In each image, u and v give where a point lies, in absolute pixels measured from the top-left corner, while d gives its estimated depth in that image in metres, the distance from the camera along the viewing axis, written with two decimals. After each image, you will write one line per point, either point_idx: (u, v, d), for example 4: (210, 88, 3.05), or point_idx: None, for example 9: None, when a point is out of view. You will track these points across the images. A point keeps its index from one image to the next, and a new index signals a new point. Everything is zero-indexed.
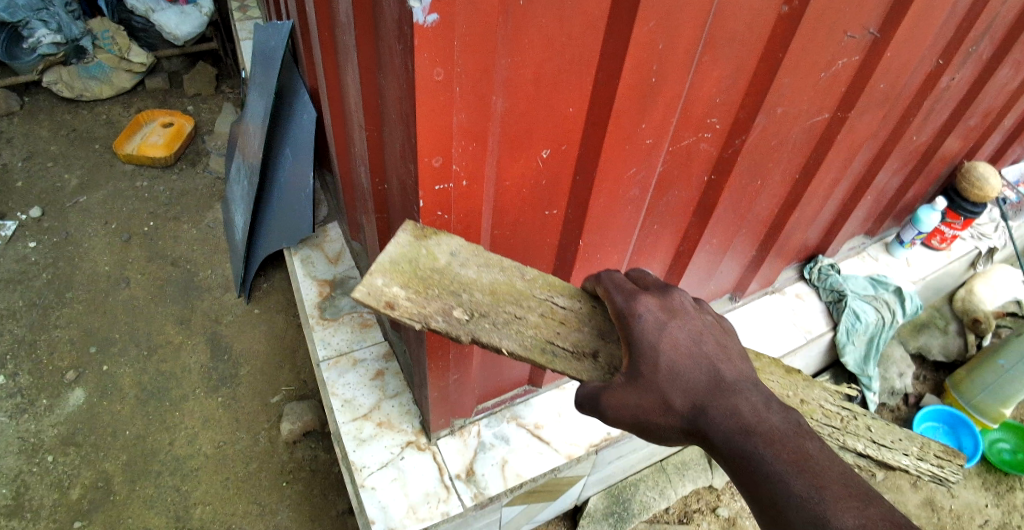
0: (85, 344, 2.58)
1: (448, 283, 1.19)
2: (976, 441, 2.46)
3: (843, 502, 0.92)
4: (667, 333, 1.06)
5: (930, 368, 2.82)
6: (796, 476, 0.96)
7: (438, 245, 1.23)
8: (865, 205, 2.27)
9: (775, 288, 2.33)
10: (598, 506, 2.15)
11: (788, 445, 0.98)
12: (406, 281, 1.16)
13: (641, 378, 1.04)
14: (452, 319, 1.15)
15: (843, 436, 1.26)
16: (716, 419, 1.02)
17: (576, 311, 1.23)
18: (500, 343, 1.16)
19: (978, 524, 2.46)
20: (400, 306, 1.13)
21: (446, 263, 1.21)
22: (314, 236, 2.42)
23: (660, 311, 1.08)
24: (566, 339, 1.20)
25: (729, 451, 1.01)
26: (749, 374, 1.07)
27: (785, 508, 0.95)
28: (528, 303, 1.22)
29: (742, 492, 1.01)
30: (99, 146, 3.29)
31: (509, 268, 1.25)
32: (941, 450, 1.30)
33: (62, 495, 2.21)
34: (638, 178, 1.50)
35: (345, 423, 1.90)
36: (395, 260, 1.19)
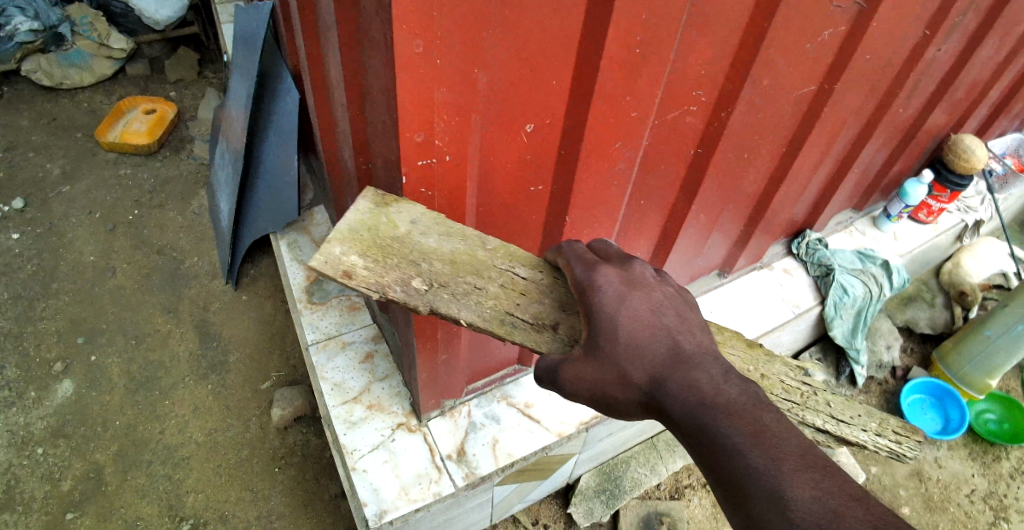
0: (72, 335, 2.55)
1: (407, 252, 1.18)
2: (962, 413, 2.52)
3: (799, 474, 0.92)
4: (627, 304, 1.08)
5: (917, 340, 2.83)
6: (752, 449, 0.95)
7: (399, 213, 1.22)
8: (852, 180, 2.28)
9: (763, 264, 2.34)
10: (590, 485, 2.19)
11: (746, 417, 0.98)
12: (364, 249, 1.16)
13: (601, 350, 1.06)
14: (410, 289, 1.15)
15: (802, 411, 1.27)
16: (675, 393, 1.03)
17: (537, 282, 1.24)
18: (459, 315, 1.17)
19: (965, 493, 2.49)
20: (358, 276, 1.13)
21: (406, 232, 1.20)
22: (300, 220, 2.40)
23: (621, 284, 1.10)
24: (525, 311, 1.21)
25: (688, 425, 1.01)
26: (706, 347, 1.08)
27: (744, 482, 0.94)
28: (488, 274, 1.22)
29: (701, 467, 1.01)
30: (81, 135, 3.25)
31: (470, 238, 1.25)
32: (899, 426, 1.31)
33: (54, 487, 2.20)
34: (625, 153, 1.47)
35: (335, 406, 1.89)
36: (354, 228, 1.19)
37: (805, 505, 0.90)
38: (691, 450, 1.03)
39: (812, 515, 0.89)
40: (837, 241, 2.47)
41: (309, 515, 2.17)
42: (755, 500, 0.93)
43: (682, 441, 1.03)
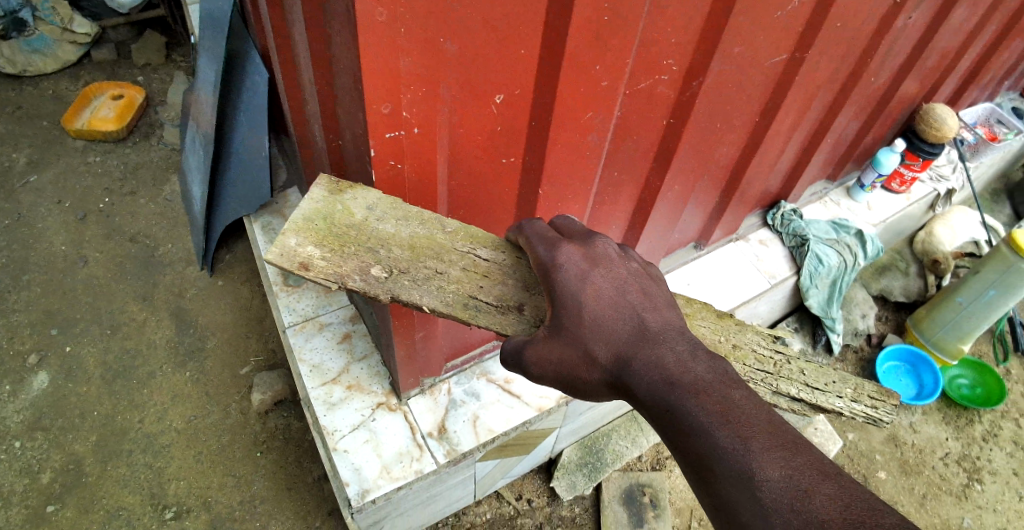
0: (45, 327, 2.51)
1: (365, 239, 1.17)
2: (935, 378, 2.59)
3: (767, 452, 0.91)
4: (590, 282, 1.08)
5: (892, 309, 2.88)
6: (720, 428, 0.95)
7: (355, 200, 1.20)
8: (826, 150, 2.29)
9: (738, 236, 2.36)
10: (572, 458, 2.23)
11: (714, 396, 0.98)
12: (320, 239, 1.14)
13: (565, 330, 1.06)
14: (369, 278, 1.14)
15: (775, 381, 1.28)
16: (639, 371, 1.04)
17: (499, 263, 1.24)
18: (421, 301, 1.16)
19: (939, 457, 2.55)
20: (315, 267, 1.11)
21: (363, 218, 1.19)
22: (274, 202, 2.40)
23: (581, 261, 1.10)
24: (488, 294, 1.21)
25: (654, 404, 1.02)
26: (673, 324, 1.09)
27: (713, 462, 0.94)
28: (449, 257, 1.21)
29: (671, 448, 1.01)
30: (48, 123, 3.17)
31: (430, 221, 1.24)
32: (875, 390, 1.31)
33: (32, 480, 2.17)
34: (597, 123, 1.46)
35: (314, 387, 1.88)
36: (309, 217, 1.16)
37: (775, 484, 0.89)
38: (661, 431, 1.03)
39: (781, 493, 0.88)
40: (811, 211, 2.50)
41: (293, 498, 2.17)
42: (723, 480, 0.92)
43: (652, 422, 1.04)
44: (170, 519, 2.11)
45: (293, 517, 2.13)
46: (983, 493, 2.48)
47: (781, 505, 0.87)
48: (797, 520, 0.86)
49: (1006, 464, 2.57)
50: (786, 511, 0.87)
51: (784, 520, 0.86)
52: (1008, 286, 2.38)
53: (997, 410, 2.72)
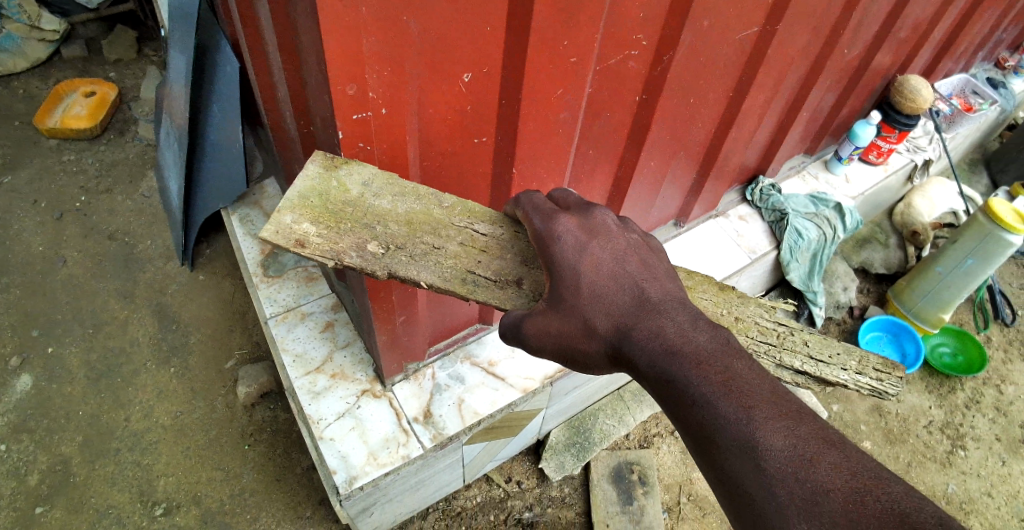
0: (26, 329, 2.48)
1: (361, 215, 1.17)
2: (917, 346, 2.61)
3: (771, 422, 0.92)
4: (588, 254, 1.08)
5: (873, 280, 2.91)
6: (723, 399, 0.95)
7: (350, 176, 1.20)
8: (801, 124, 2.30)
9: (718, 213, 2.38)
10: (559, 439, 2.26)
11: (717, 366, 0.98)
12: (316, 216, 1.15)
13: (564, 302, 1.07)
14: (366, 254, 1.14)
15: (779, 353, 1.25)
16: (641, 341, 1.04)
17: (497, 238, 1.22)
18: (418, 277, 1.15)
19: (923, 425, 2.59)
20: (311, 244, 1.12)
21: (359, 195, 1.18)
22: (251, 194, 2.42)
23: (580, 233, 1.10)
24: (487, 268, 1.20)
25: (654, 375, 1.02)
26: (673, 294, 1.08)
27: (716, 433, 0.94)
28: (446, 232, 1.21)
29: (670, 418, 1.01)
30: (20, 123, 3.12)
31: (425, 196, 1.22)
32: (880, 363, 1.27)
33: (20, 483, 2.16)
34: (567, 100, 1.45)
35: (298, 378, 1.88)
36: (305, 195, 1.16)
37: (779, 452, 0.89)
38: (659, 401, 1.04)
39: (785, 462, 0.89)
40: (789, 186, 2.52)
41: (283, 489, 2.17)
42: (726, 450, 0.93)
43: (651, 393, 1.04)
44: (161, 515, 2.10)
45: (284, 508, 2.14)
46: (966, 459, 2.52)
47: (785, 474, 0.88)
48: (801, 489, 0.87)
49: (989, 430, 2.61)
50: (790, 481, 0.88)
51: (788, 489, 0.87)
52: (985, 255, 2.41)
53: (979, 377, 2.76)
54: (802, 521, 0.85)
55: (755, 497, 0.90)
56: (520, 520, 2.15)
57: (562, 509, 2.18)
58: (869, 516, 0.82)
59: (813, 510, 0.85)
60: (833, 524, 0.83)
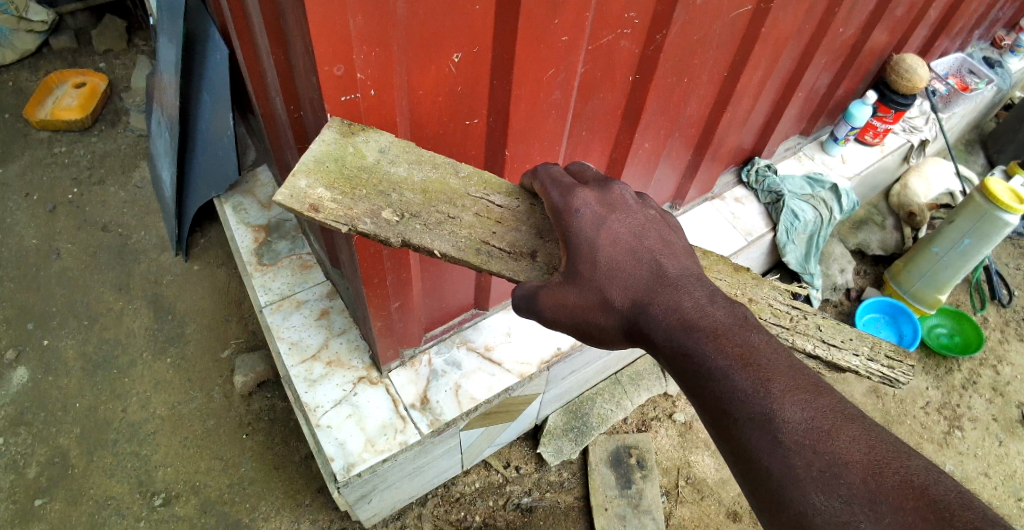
0: (21, 322, 2.48)
1: (376, 182, 1.15)
2: (915, 328, 2.59)
3: (790, 395, 0.92)
4: (606, 228, 1.08)
5: (870, 262, 2.91)
6: (740, 372, 0.95)
7: (368, 142, 1.18)
8: (797, 104, 2.29)
9: (714, 195, 2.37)
10: (557, 423, 2.26)
11: (734, 340, 0.98)
12: (330, 181, 1.12)
13: (580, 275, 1.07)
14: (380, 221, 1.12)
15: (792, 336, 1.25)
16: (657, 315, 1.05)
17: (513, 210, 1.23)
18: (433, 246, 1.14)
19: (920, 406, 2.59)
20: (325, 209, 1.09)
21: (376, 161, 1.16)
22: (244, 182, 2.38)
23: (598, 206, 1.10)
24: (502, 240, 1.20)
25: (670, 348, 1.03)
26: (692, 270, 1.10)
27: (732, 405, 0.94)
28: (462, 203, 1.19)
29: (686, 391, 1.02)
30: (9, 116, 3.10)
31: (442, 165, 1.21)
32: (892, 350, 1.27)
33: (19, 475, 2.16)
34: (559, 80, 1.43)
35: (294, 366, 1.87)
36: (320, 159, 1.13)
37: (797, 425, 0.89)
38: (674, 376, 1.04)
39: (802, 435, 0.89)
40: (786, 166, 2.51)
41: (281, 478, 2.17)
42: (743, 423, 0.93)
43: (666, 367, 1.04)
44: (160, 505, 2.11)
45: (283, 497, 2.14)
46: (963, 439, 2.52)
47: (803, 446, 0.88)
48: (819, 461, 0.87)
49: (985, 410, 2.62)
50: (807, 453, 0.88)
51: (805, 461, 0.87)
52: (983, 235, 2.40)
53: (977, 358, 2.76)
54: (820, 493, 0.85)
55: (770, 469, 0.89)
56: (519, 505, 2.15)
57: (561, 494, 2.19)
58: (888, 488, 0.83)
59: (831, 482, 0.85)
60: (851, 496, 0.83)
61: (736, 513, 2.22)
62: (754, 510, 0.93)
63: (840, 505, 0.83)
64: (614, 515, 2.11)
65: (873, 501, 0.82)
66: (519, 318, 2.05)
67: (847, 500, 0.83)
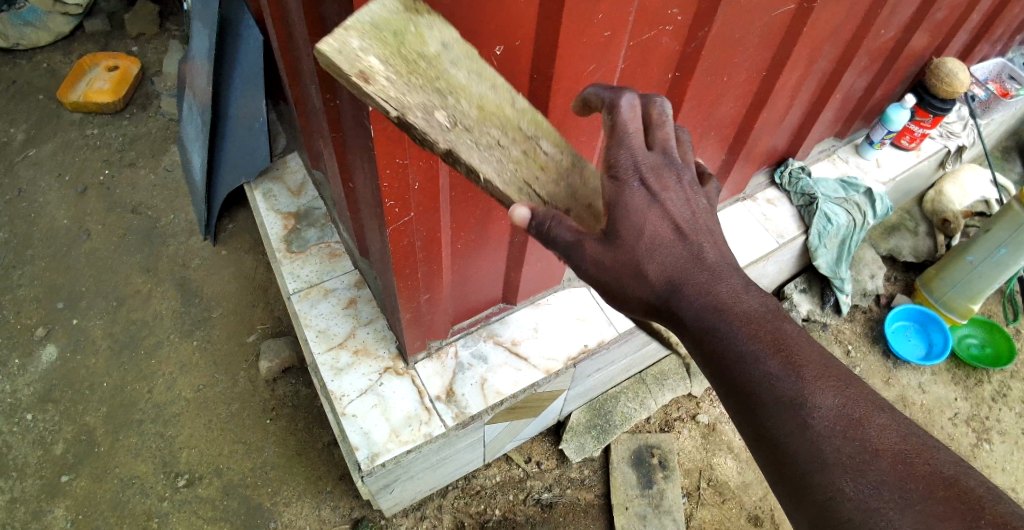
0: (51, 301, 2.52)
1: (434, 76, 0.98)
2: (945, 337, 2.58)
3: (820, 383, 0.95)
4: (658, 203, 1.05)
5: (901, 269, 2.85)
6: (770, 357, 0.98)
7: (430, 29, 0.99)
8: (833, 107, 2.25)
9: (745, 196, 2.34)
10: (580, 420, 2.24)
11: (766, 326, 1.01)
12: (387, 54, 0.93)
13: (621, 239, 1.05)
14: (433, 120, 0.97)
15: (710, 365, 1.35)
16: (691, 297, 1.04)
17: (559, 161, 1.13)
18: (478, 167, 1.02)
19: (948, 417, 2.53)
20: (377, 83, 0.91)
21: (436, 52, 0.99)
22: (273, 168, 2.37)
23: (653, 181, 1.06)
24: (543, 187, 1.11)
25: (698, 329, 1.03)
26: (730, 258, 1.09)
27: (764, 390, 0.97)
28: (513, 135, 1.08)
29: (712, 373, 1.04)
30: (43, 98, 3.14)
31: (501, 87, 1.07)
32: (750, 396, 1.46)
33: (46, 451, 2.20)
34: (598, 75, 1.41)
35: (320, 353, 1.89)
36: (377, 25, 0.93)
37: (827, 412, 0.93)
38: (701, 359, 1.06)
39: (834, 421, 0.92)
40: (819, 169, 2.48)
41: (304, 464, 2.19)
42: (775, 407, 0.96)
43: (694, 348, 1.05)
44: (183, 486, 2.13)
45: (304, 482, 2.15)
46: (991, 453, 2.47)
47: (834, 433, 0.91)
48: (849, 447, 0.90)
49: (1015, 424, 2.56)
50: (838, 439, 0.91)
51: (836, 447, 0.91)
52: (1020, 245, 2.35)
53: (1007, 370, 2.69)
54: (850, 479, 0.89)
55: (799, 452, 0.93)
56: (539, 501, 2.15)
57: (581, 491, 2.18)
58: (916, 477, 0.86)
59: (861, 468, 0.89)
60: (880, 482, 0.87)
61: (757, 517, 2.20)
62: (779, 491, 0.97)
63: (869, 491, 0.87)
64: (635, 514, 2.10)
65: (903, 489, 0.86)
66: (547, 314, 2.04)
67: (876, 486, 0.87)
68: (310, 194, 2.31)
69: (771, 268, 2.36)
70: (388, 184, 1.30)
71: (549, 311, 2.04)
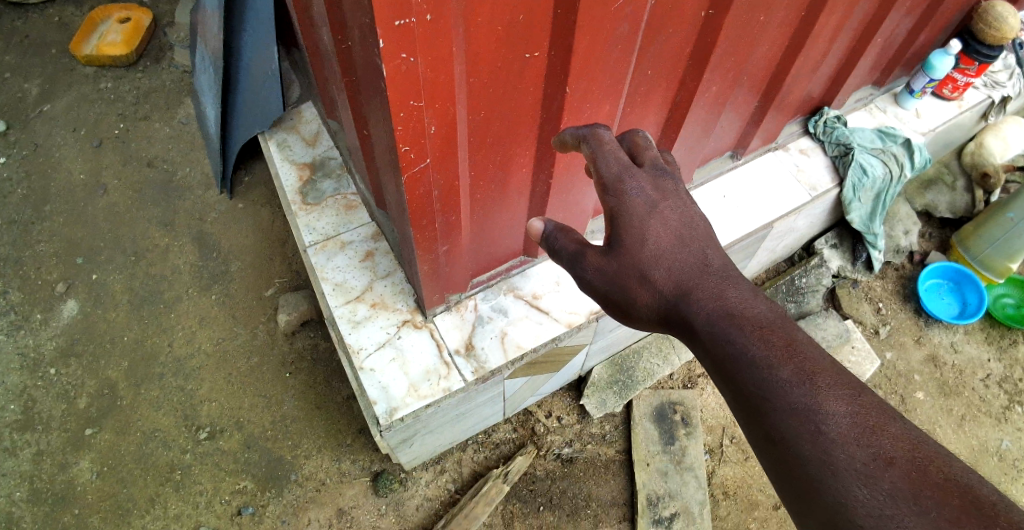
0: (70, 256, 2.51)
1: None
2: (980, 295, 2.50)
3: (832, 389, 0.90)
4: (658, 212, 1.13)
5: (936, 225, 2.76)
6: (783, 363, 0.94)
7: None
8: (873, 52, 2.12)
9: (777, 145, 2.24)
10: (602, 376, 2.20)
11: (778, 331, 0.98)
12: None
13: (624, 249, 1.14)
14: None
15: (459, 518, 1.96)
16: (700, 302, 1.07)
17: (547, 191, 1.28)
18: None
19: (980, 378, 2.45)
20: None
21: None
22: (287, 118, 2.32)
23: (651, 192, 1.15)
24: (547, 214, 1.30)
25: (708, 335, 1.03)
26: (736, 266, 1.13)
27: (775, 395, 0.92)
28: None
29: (721, 380, 1.00)
30: (56, 51, 3.09)
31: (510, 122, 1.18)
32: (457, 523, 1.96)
33: (70, 405, 2.22)
34: (627, 11, 1.32)
35: (338, 306, 1.86)
36: None
37: (838, 418, 0.88)
38: (711, 368, 1.04)
39: (846, 427, 0.87)
40: (856, 119, 2.37)
41: (323, 417, 2.18)
42: (785, 414, 0.91)
43: (704, 356, 1.05)
44: (205, 439, 2.15)
45: (324, 435, 2.15)
46: None
47: (847, 439, 0.86)
48: (862, 454, 0.84)
49: None
50: (851, 445, 0.85)
51: (848, 453, 0.85)
52: None
53: None
54: (862, 485, 0.82)
55: (810, 460, 0.87)
56: (559, 456, 2.14)
57: (603, 447, 2.16)
58: (930, 484, 0.80)
59: (875, 475, 0.82)
60: (894, 490, 0.81)
61: None
62: (789, 502, 0.91)
63: (883, 499, 0.81)
64: (656, 470, 2.08)
65: (917, 496, 0.79)
66: None
67: (890, 494, 0.81)
68: (325, 143, 2.25)
69: (754, 265, 2.37)
70: (401, 127, 1.23)
71: None
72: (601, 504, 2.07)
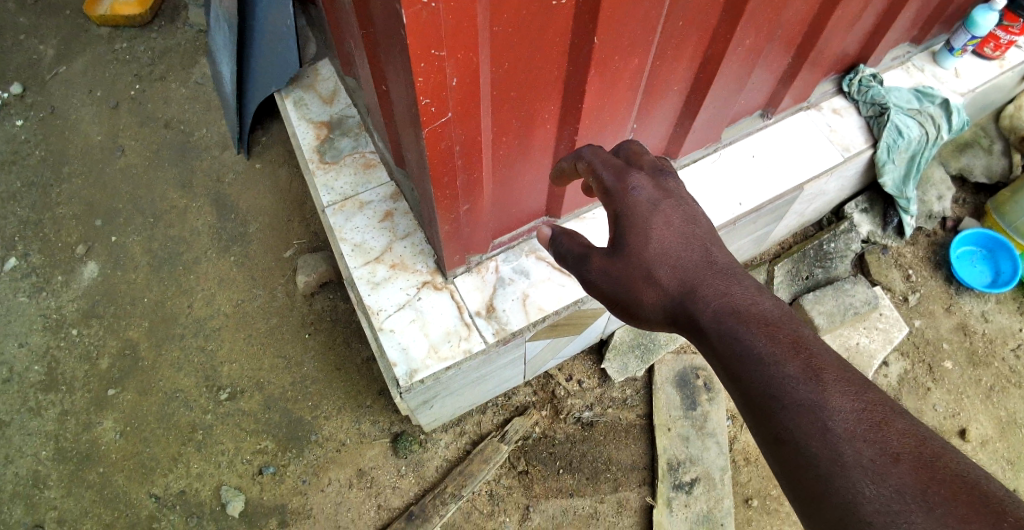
0: (89, 219, 2.51)
1: None
2: (1014, 264, 2.43)
3: (839, 386, 0.87)
4: (661, 210, 1.14)
5: (970, 191, 2.67)
6: (789, 359, 0.91)
7: None
8: (914, 6, 2.02)
9: (810, 104, 2.16)
10: (624, 339, 2.17)
11: (784, 329, 0.96)
12: None
13: (628, 249, 1.13)
14: None
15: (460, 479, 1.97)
16: (706, 300, 1.04)
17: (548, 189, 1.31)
18: None
19: (1011, 348, 2.39)
20: None
21: None
22: (304, 76, 2.27)
23: (654, 191, 1.16)
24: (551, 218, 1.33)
25: (715, 332, 1.00)
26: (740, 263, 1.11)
27: (782, 392, 0.89)
28: None
29: (727, 379, 0.97)
30: (70, 12, 3.05)
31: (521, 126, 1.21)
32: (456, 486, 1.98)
33: (92, 365, 2.24)
34: None
35: (357, 267, 1.84)
36: None
37: (845, 415, 0.85)
38: (717, 368, 1.00)
39: (853, 424, 0.84)
40: (892, 78, 2.28)
41: (342, 378, 2.18)
42: (791, 411, 0.87)
43: (709, 355, 1.02)
44: (225, 399, 2.16)
45: (344, 397, 2.15)
46: None
47: (855, 435, 0.83)
48: (870, 450, 0.81)
49: None
50: (859, 442, 0.82)
51: (855, 449, 0.82)
52: None
53: None
54: (870, 481, 0.79)
55: (818, 459, 0.83)
56: (580, 419, 2.12)
57: (623, 411, 2.14)
58: (938, 480, 0.77)
59: (883, 471, 0.79)
60: (903, 486, 0.78)
61: None
62: (794, 503, 0.87)
63: (891, 495, 0.77)
64: (677, 435, 2.07)
65: (924, 493, 0.76)
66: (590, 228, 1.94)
67: (899, 489, 0.77)
68: (342, 101, 2.21)
69: (780, 230, 2.32)
70: (422, 79, 1.18)
71: (595, 224, 1.95)
72: (621, 468, 2.06)
